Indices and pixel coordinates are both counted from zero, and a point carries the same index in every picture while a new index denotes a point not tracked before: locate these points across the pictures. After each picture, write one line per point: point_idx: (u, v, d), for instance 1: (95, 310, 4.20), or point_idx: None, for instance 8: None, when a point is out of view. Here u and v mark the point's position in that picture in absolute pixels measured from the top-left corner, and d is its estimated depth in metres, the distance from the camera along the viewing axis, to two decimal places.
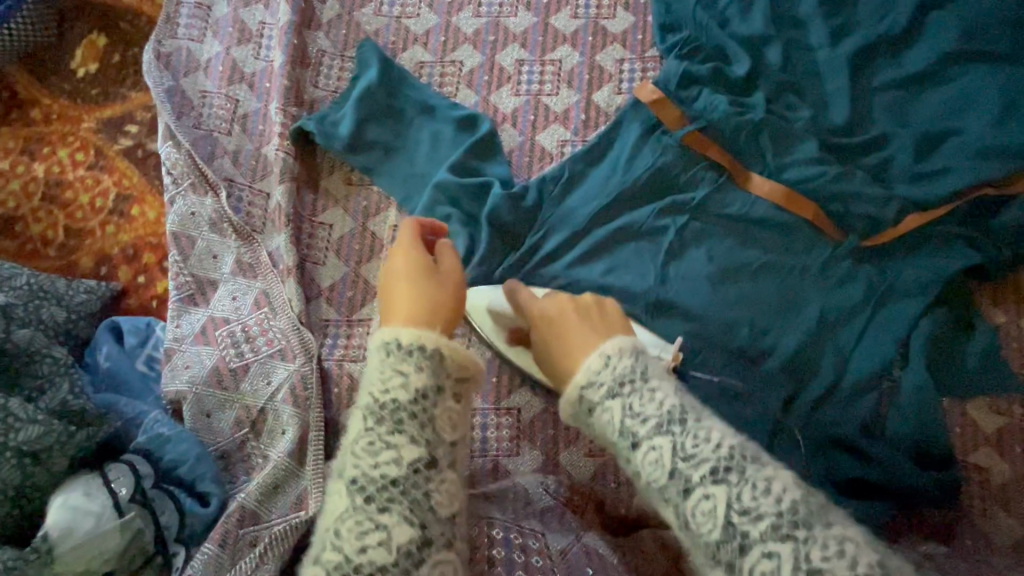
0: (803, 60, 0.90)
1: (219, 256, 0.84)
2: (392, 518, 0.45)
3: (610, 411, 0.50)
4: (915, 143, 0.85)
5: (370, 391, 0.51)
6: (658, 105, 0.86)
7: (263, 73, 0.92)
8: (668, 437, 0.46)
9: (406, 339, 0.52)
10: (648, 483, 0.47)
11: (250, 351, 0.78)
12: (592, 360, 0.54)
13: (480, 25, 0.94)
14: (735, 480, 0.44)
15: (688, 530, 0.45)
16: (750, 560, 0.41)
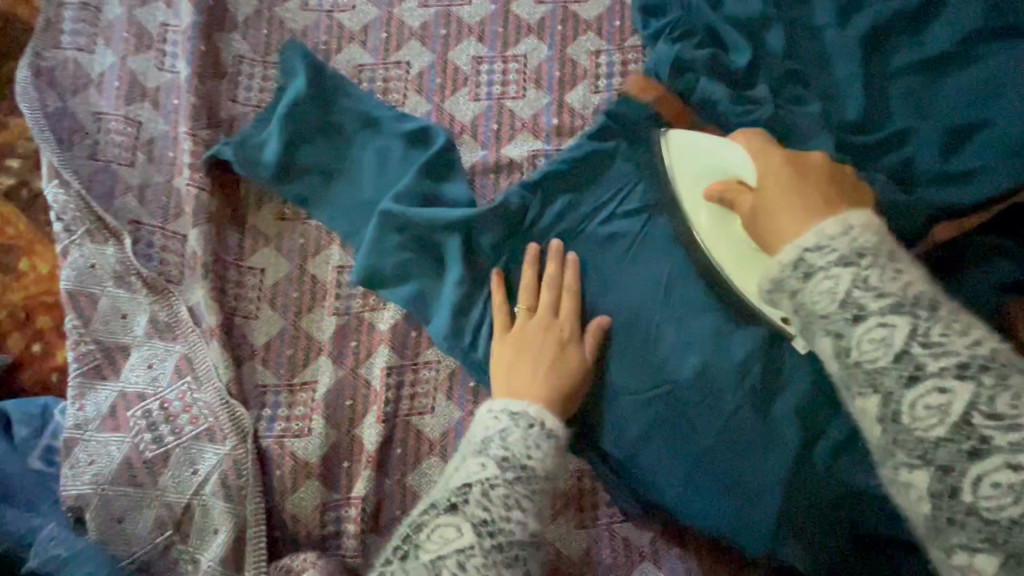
0: (808, 44, 0.77)
1: (130, 316, 0.70)
2: (492, 575, 0.41)
3: (835, 279, 0.40)
4: (941, 138, 0.73)
5: (502, 445, 0.48)
6: (656, 100, 0.70)
7: (169, 88, 0.76)
8: (908, 319, 0.38)
9: (531, 414, 0.51)
10: (856, 370, 0.39)
11: (171, 434, 0.65)
12: (852, 215, 0.43)
13: (428, 17, 0.79)
14: (924, 316, 0.38)
15: (842, 355, 0.39)
16: (918, 391, 0.36)
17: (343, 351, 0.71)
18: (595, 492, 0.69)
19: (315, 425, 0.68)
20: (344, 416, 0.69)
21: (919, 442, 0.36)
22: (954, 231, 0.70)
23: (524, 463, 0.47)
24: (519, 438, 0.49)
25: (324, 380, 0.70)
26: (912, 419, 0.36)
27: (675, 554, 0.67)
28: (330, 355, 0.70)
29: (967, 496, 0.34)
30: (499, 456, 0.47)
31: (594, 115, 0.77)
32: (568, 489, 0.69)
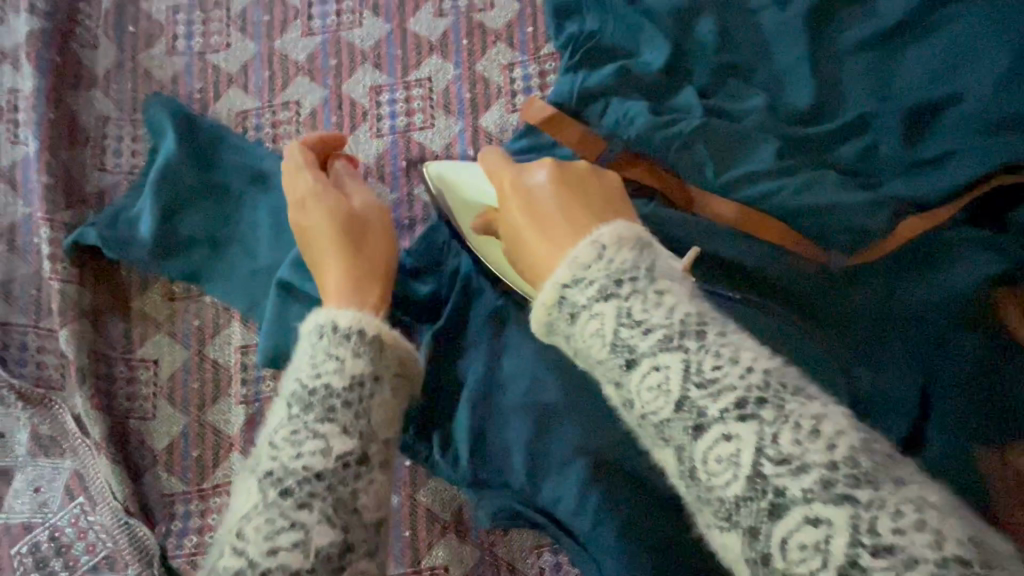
0: (744, 31, 0.69)
1: (8, 435, 0.61)
2: (311, 516, 0.33)
3: (663, 373, 0.32)
4: (904, 122, 0.65)
5: (297, 375, 0.40)
6: (555, 127, 0.63)
7: (26, 163, 0.65)
8: (679, 356, 0.32)
9: (343, 323, 0.42)
10: (646, 424, 0.33)
11: (64, 568, 0.57)
12: (586, 240, 0.37)
13: (314, 47, 0.69)
14: (866, 500, 0.27)
15: (762, 564, 0.28)
16: (786, 527, 0.27)
17: (256, 444, 0.62)
18: (559, 568, 0.61)
19: None
20: None
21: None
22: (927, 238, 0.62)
23: (311, 388, 0.38)
24: (310, 363, 0.40)
25: None
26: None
27: None
28: (242, 450, 0.62)
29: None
30: (289, 391, 0.39)
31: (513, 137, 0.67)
32: (527, 568, 0.61)
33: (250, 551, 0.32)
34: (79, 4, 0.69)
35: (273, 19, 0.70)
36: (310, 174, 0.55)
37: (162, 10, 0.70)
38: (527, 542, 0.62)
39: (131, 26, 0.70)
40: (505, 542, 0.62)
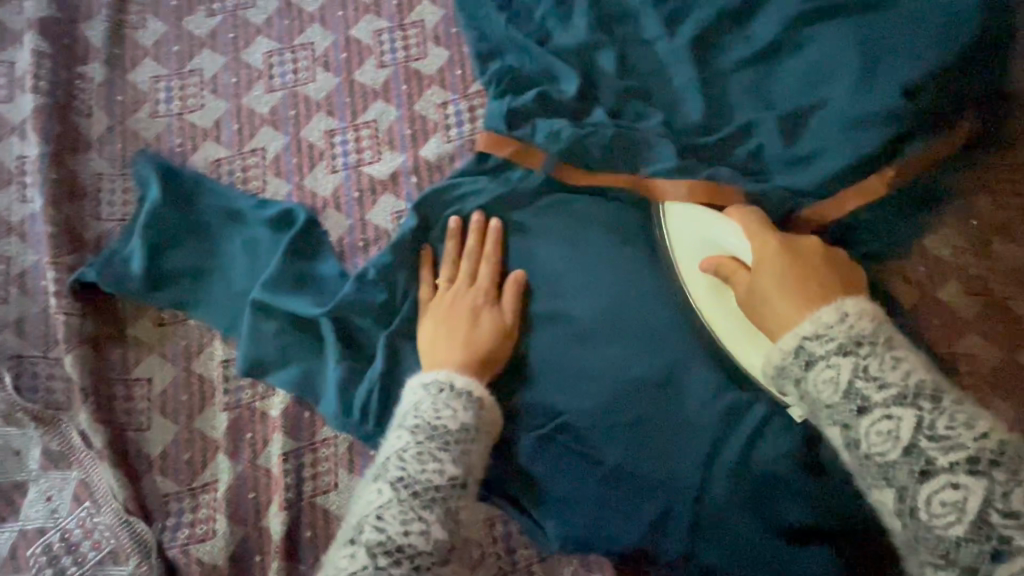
0: (642, 60, 0.80)
1: (22, 452, 0.70)
2: (432, 516, 0.48)
3: (834, 368, 0.49)
4: (780, 125, 0.75)
5: (416, 415, 0.56)
6: (512, 154, 0.74)
7: (32, 218, 0.77)
8: (850, 358, 0.48)
9: (458, 384, 0.59)
10: (819, 404, 0.50)
11: (75, 563, 0.65)
12: (832, 304, 0.52)
13: (276, 101, 0.81)
14: (928, 408, 0.45)
15: (852, 445, 0.48)
16: (872, 421, 0.46)
17: (239, 444, 0.71)
18: (510, 536, 0.69)
19: (219, 526, 0.67)
20: (249, 511, 0.69)
21: (938, 545, 0.43)
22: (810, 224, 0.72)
23: (434, 425, 0.55)
24: (429, 404, 0.57)
25: (224, 477, 0.70)
26: (929, 515, 0.44)
27: None
28: (226, 451, 0.71)
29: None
30: (411, 425, 0.55)
31: (450, 164, 0.78)
32: (482, 539, 0.69)
33: (389, 529, 0.47)
34: (73, 79, 0.81)
35: (239, 80, 0.82)
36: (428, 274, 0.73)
37: (145, 79, 0.82)
38: (478, 518, 0.69)
39: (119, 94, 0.81)
40: None
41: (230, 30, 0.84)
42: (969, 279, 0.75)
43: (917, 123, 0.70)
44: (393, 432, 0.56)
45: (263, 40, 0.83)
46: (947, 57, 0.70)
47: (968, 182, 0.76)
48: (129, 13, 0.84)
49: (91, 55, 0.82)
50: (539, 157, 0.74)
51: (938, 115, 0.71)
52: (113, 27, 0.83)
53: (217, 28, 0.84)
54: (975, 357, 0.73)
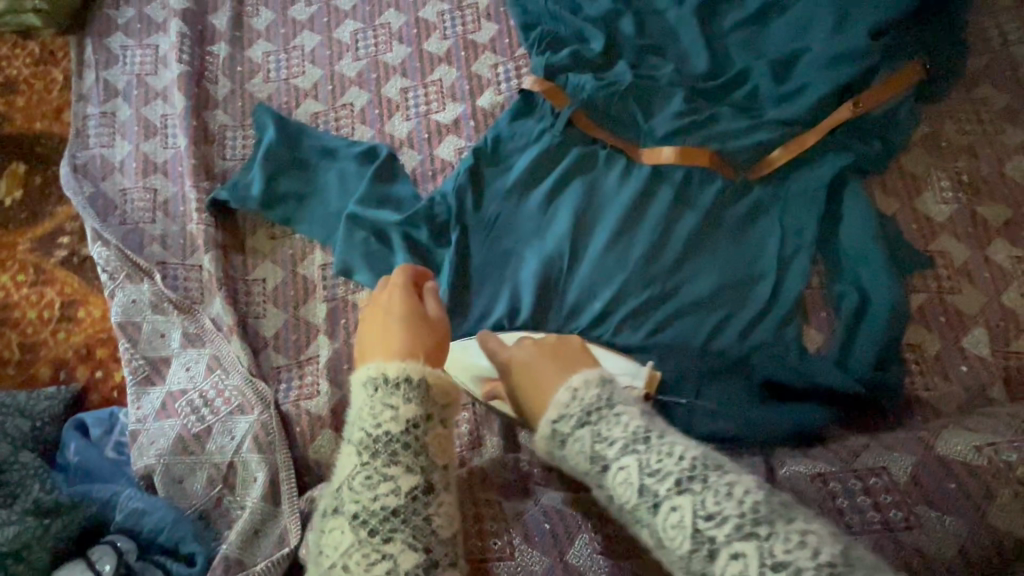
0: (656, 24, 0.98)
1: (167, 333, 0.89)
2: (395, 547, 0.51)
3: (579, 440, 0.53)
4: (772, 70, 0.92)
5: (360, 426, 0.56)
6: (548, 95, 0.93)
7: (174, 159, 0.98)
8: (633, 455, 0.50)
9: (391, 373, 0.58)
10: (673, 553, 0.47)
11: (211, 413, 0.82)
12: (557, 394, 0.57)
13: (361, 67, 1.01)
14: (699, 488, 0.47)
15: (662, 543, 0.48)
16: (722, 563, 0.44)
17: (336, 327, 0.88)
18: None
19: (322, 387, 0.84)
20: (345, 378, 0.85)
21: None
22: (793, 149, 0.89)
23: (375, 437, 0.55)
24: (368, 410, 0.57)
25: (324, 352, 0.87)
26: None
27: None
28: (326, 332, 0.88)
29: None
30: (357, 441, 0.56)
31: (501, 111, 0.97)
32: None
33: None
34: (204, 55, 1.03)
35: (332, 53, 1.03)
36: (401, 291, 0.70)
37: (258, 54, 1.04)
38: None
39: (238, 66, 1.03)
40: None
41: (324, 16, 1.05)
42: (941, 191, 0.89)
43: (879, 61, 0.87)
44: (343, 450, 0.57)
45: (350, 22, 1.04)
46: (899, 10, 0.87)
47: (930, 116, 0.92)
48: (246, 5, 1.07)
49: (217, 37, 1.04)
50: (566, 101, 0.93)
51: (896, 53, 0.88)
52: (234, 15, 1.05)
53: (314, 14, 1.05)
54: (948, 253, 0.87)
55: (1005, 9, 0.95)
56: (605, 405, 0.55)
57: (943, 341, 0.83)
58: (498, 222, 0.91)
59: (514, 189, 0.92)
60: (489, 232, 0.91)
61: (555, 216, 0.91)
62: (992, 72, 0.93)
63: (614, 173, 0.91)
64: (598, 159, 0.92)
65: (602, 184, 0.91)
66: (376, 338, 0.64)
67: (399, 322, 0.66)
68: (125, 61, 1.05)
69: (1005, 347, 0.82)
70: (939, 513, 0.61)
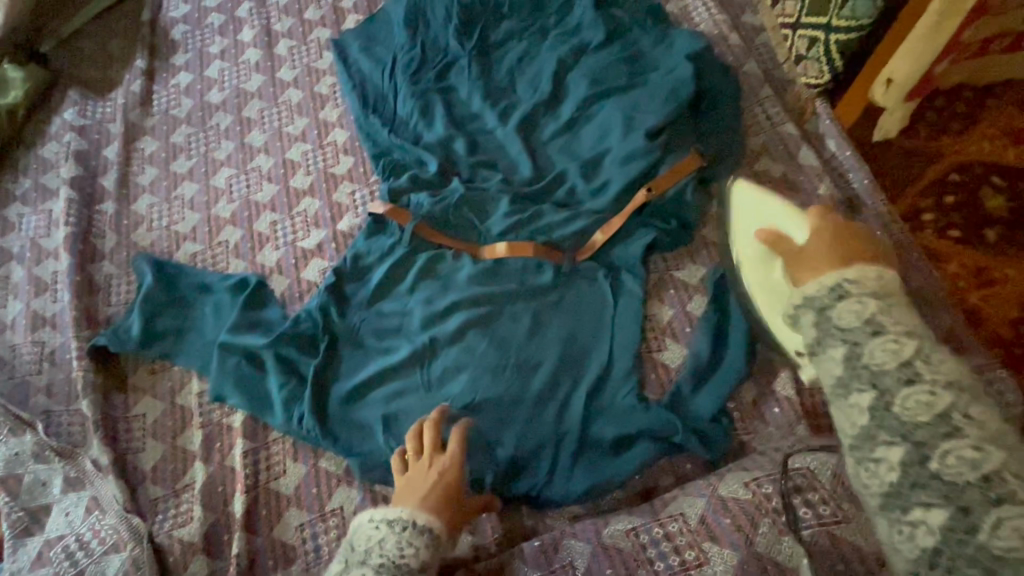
0: (486, 141, 1.14)
1: (48, 481, 0.92)
2: None
3: (861, 305, 0.64)
4: (583, 169, 1.07)
5: (381, 554, 0.67)
6: (394, 214, 1.05)
7: (61, 311, 1.06)
8: (916, 336, 0.62)
9: (422, 521, 0.69)
10: (891, 412, 0.60)
11: (85, 556, 0.85)
12: (864, 270, 0.66)
13: (234, 207, 1.14)
14: (919, 343, 0.62)
15: (855, 358, 0.63)
16: (913, 391, 0.59)
17: (212, 451, 0.94)
18: None
19: (196, 513, 0.88)
20: (219, 500, 0.90)
21: (900, 425, 0.59)
22: (607, 230, 1.02)
23: (397, 564, 0.66)
24: (394, 542, 0.67)
25: (199, 477, 0.92)
26: (903, 409, 0.59)
27: (485, 519, 0.87)
28: (201, 458, 0.93)
29: (931, 465, 0.56)
30: (376, 565, 0.66)
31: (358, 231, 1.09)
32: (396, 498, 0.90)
33: None
34: (93, 214, 1.15)
35: (209, 198, 1.16)
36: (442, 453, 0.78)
37: (143, 207, 1.16)
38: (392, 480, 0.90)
39: (125, 219, 1.15)
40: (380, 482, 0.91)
41: (202, 166, 1.19)
42: None
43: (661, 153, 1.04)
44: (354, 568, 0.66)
45: (225, 169, 1.19)
46: (671, 112, 1.05)
47: (722, 191, 1.09)
48: (133, 166, 1.21)
49: (106, 196, 1.17)
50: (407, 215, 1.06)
51: (677, 146, 1.05)
52: (121, 175, 1.19)
53: (193, 166, 1.20)
54: None
55: (768, 96, 1.14)
56: (873, 300, 0.64)
57: (758, 387, 0.93)
58: (359, 330, 1.00)
59: (372, 297, 1.02)
60: (351, 340, 1.00)
61: (410, 317, 1.00)
62: (768, 148, 1.11)
63: (460, 271, 1.02)
64: (445, 261, 1.03)
65: (449, 281, 1.01)
66: (408, 489, 0.74)
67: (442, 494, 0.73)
68: (20, 227, 1.15)
69: (808, 384, 0.92)
70: (718, 546, 0.74)
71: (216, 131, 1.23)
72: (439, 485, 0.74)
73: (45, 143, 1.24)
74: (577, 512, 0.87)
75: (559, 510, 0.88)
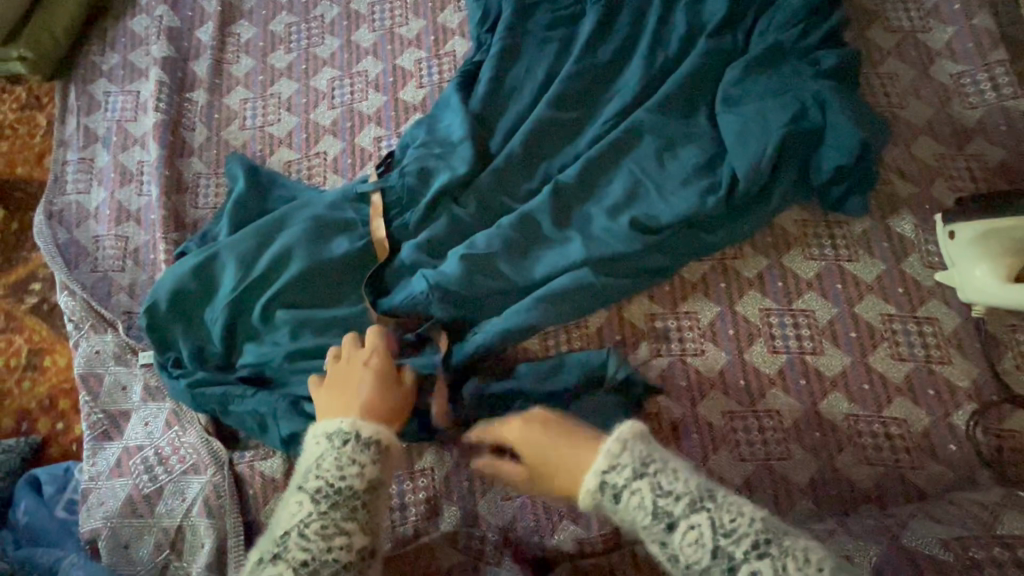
0: (640, 65, 0.92)
1: (128, 386, 0.87)
2: None
3: (638, 493, 0.55)
4: (765, 112, 0.85)
5: (319, 473, 0.57)
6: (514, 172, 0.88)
7: (146, 207, 0.97)
8: (645, 479, 0.55)
9: (365, 433, 0.60)
10: (688, 567, 0.52)
11: (165, 472, 0.80)
12: (609, 443, 0.58)
13: (336, 115, 1.01)
14: (713, 507, 0.53)
15: (640, 525, 0.55)
16: (680, 533, 0.53)
17: None
18: None
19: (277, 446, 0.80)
20: None
21: None
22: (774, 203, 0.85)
23: (337, 488, 0.56)
24: (334, 459, 0.58)
25: None
26: (691, 559, 0.52)
27: (589, 509, 0.78)
28: None
29: None
30: (313, 489, 0.56)
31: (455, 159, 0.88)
32: None
33: None
34: (183, 102, 1.04)
35: (309, 100, 1.03)
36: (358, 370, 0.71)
37: (236, 101, 1.04)
38: None
39: (216, 113, 1.03)
40: None
41: (303, 63, 1.05)
42: (928, 253, 0.85)
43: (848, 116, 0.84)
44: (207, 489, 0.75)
45: (328, 70, 1.04)
46: None
47: (922, 172, 0.88)
48: (227, 53, 1.08)
49: (196, 84, 1.05)
50: (530, 164, 0.89)
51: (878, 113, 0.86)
52: (214, 62, 1.06)
53: (293, 62, 1.06)
54: (938, 320, 0.82)
55: (1000, 62, 0.93)
56: (652, 449, 0.57)
57: (931, 416, 0.77)
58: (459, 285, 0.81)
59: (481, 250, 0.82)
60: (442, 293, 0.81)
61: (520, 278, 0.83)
62: (988, 127, 0.90)
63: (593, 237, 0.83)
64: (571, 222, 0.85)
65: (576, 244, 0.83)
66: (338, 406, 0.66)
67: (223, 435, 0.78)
68: (105, 106, 1.06)
69: (996, 424, 0.76)
70: None
71: (321, 23, 1.08)
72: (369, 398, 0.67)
73: (134, 14, 1.12)
74: None
75: None
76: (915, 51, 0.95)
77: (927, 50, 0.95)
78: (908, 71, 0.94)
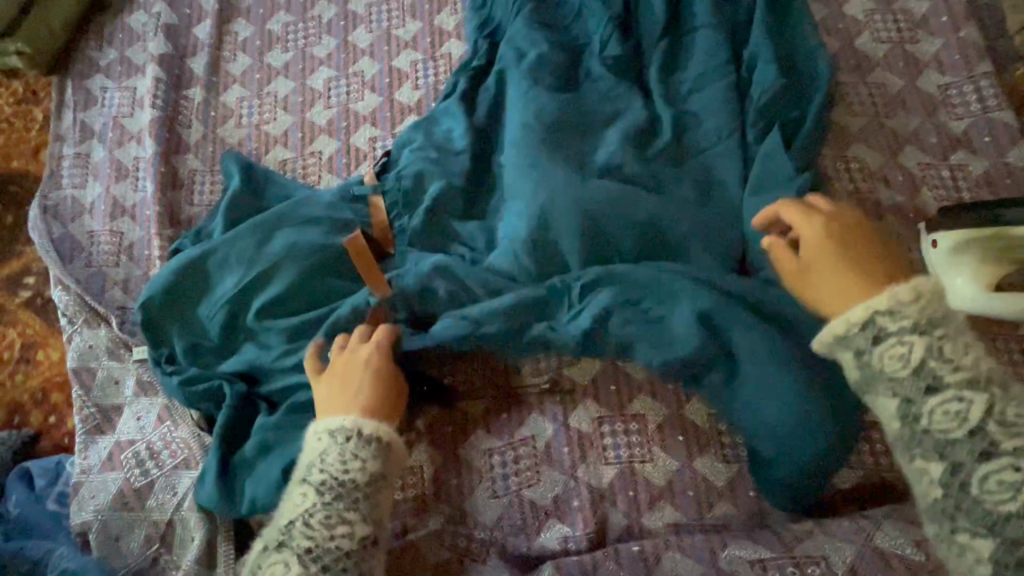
0: (633, 68, 0.93)
1: (120, 381, 0.88)
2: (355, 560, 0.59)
3: (907, 345, 0.51)
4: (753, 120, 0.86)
5: (324, 468, 0.63)
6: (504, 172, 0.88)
7: (142, 202, 0.98)
8: (922, 337, 0.51)
9: (367, 430, 0.65)
10: (923, 432, 0.50)
11: (156, 466, 0.81)
12: (896, 290, 0.53)
13: (332, 115, 1.02)
14: (998, 396, 0.49)
15: (870, 368, 0.53)
16: (940, 399, 0.49)
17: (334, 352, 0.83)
18: (505, 464, 0.81)
19: None
20: None
21: (935, 440, 0.49)
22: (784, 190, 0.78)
23: (340, 480, 0.62)
24: (337, 455, 0.64)
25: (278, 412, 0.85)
26: (936, 424, 0.49)
27: (575, 507, 0.79)
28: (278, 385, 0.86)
29: (970, 485, 0.47)
30: (318, 481, 0.62)
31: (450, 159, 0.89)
32: (481, 466, 0.81)
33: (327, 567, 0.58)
34: (180, 99, 1.05)
35: (304, 100, 1.03)
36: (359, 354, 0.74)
37: (233, 99, 1.05)
38: (480, 448, 0.82)
39: (212, 110, 1.04)
40: (464, 448, 0.83)
41: (300, 62, 1.06)
42: (913, 261, 0.86)
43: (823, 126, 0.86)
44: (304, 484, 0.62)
45: (324, 69, 1.05)
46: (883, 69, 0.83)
47: (908, 182, 0.90)
48: (224, 51, 1.08)
49: (194, 81, 1.06)
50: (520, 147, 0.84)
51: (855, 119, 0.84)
52: (211, 60, 1.07)
53: (290, 61, 1.06)
54: None
55: (986, 74, 0.94)
56: (944, 323, 0.52)
57: None
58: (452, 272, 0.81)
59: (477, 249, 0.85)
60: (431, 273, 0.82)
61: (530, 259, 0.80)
62: (973, 138, 0.91)
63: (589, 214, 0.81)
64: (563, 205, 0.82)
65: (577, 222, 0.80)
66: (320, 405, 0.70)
67: (372, 387, 0.70)
68: (102, 102, 1.06)
69: None
70: None
71: (318, 23, 1.09)
72: (362, 385, 0.70)
73: (132, 10, 1.12)
74: (680, 521, 0.77)
75: (657, 515, 0.78)
76: (903, 62, 0.97)
77: (916, 62, 0.97)
78: (895, 81, 0.96)
